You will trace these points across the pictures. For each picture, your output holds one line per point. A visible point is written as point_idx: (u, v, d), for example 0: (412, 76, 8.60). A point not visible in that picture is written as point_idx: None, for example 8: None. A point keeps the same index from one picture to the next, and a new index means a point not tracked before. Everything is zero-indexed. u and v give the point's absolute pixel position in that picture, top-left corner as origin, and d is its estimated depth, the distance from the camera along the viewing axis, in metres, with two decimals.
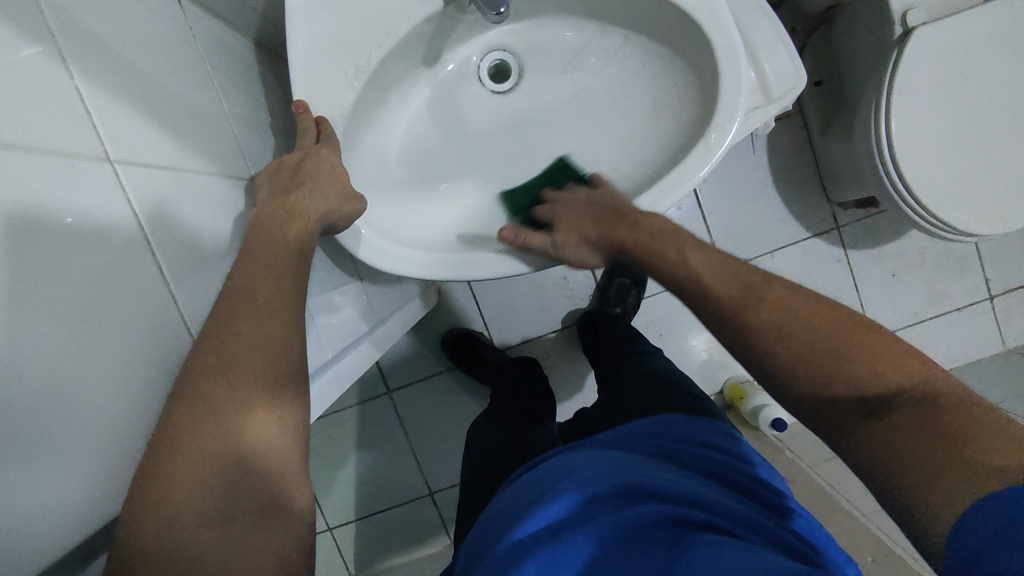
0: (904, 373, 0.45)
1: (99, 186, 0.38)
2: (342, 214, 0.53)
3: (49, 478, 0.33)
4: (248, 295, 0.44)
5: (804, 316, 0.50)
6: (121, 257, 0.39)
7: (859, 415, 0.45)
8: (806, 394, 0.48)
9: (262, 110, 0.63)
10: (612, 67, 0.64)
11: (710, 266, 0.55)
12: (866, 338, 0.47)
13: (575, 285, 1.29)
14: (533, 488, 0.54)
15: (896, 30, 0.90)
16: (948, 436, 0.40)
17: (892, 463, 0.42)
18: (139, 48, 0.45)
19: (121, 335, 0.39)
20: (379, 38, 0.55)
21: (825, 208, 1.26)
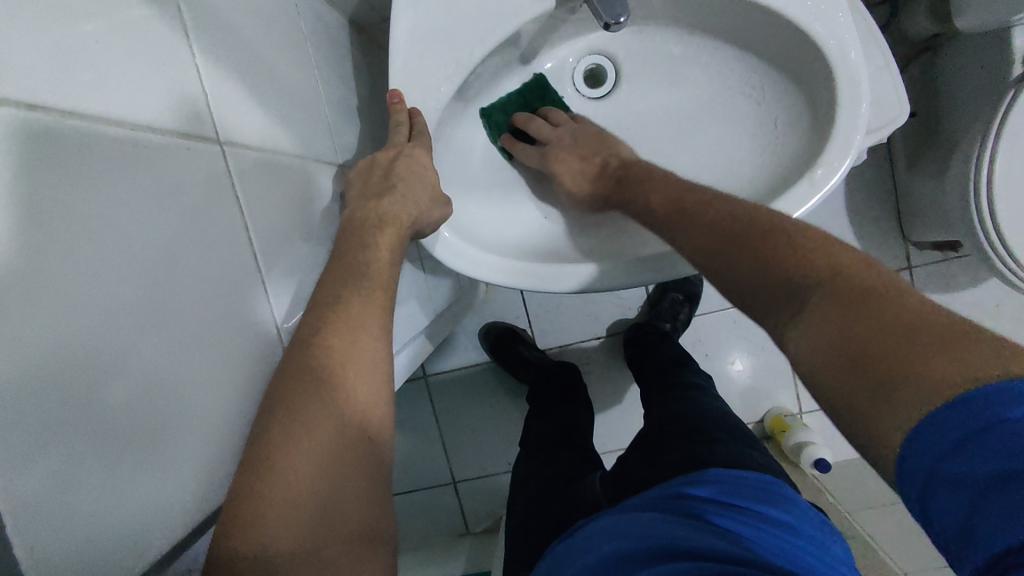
0: (821, 266, 0.43)
1: (202, 171, 0.38)
2: (431, 220, 0.52)
3: (157, 473, 0.33)
4: (337, 304, 0.44)
5: (732, 225, 0.49)
6: (222, 242, 0.39)
7: (786, 314, 0.44)
8: (741, 292, 0.47)
9: (351, 92, 0.62)
10: (713, 85, 0.62)
11: (668, 187, 0.54)
12: (780, 234, 0.46)
13: (626, 296, 1.27)
14: (592, 547, 0.52)
15: (1014, 71, 0.84)
16: (866, 341, 0.38)
17: (820, 365, 0.40)
18: (250, 26, 0.45)
19: (218, 328, 0.38)
20: (483, 34, 0.53)
21: (898, 245, 1.20)
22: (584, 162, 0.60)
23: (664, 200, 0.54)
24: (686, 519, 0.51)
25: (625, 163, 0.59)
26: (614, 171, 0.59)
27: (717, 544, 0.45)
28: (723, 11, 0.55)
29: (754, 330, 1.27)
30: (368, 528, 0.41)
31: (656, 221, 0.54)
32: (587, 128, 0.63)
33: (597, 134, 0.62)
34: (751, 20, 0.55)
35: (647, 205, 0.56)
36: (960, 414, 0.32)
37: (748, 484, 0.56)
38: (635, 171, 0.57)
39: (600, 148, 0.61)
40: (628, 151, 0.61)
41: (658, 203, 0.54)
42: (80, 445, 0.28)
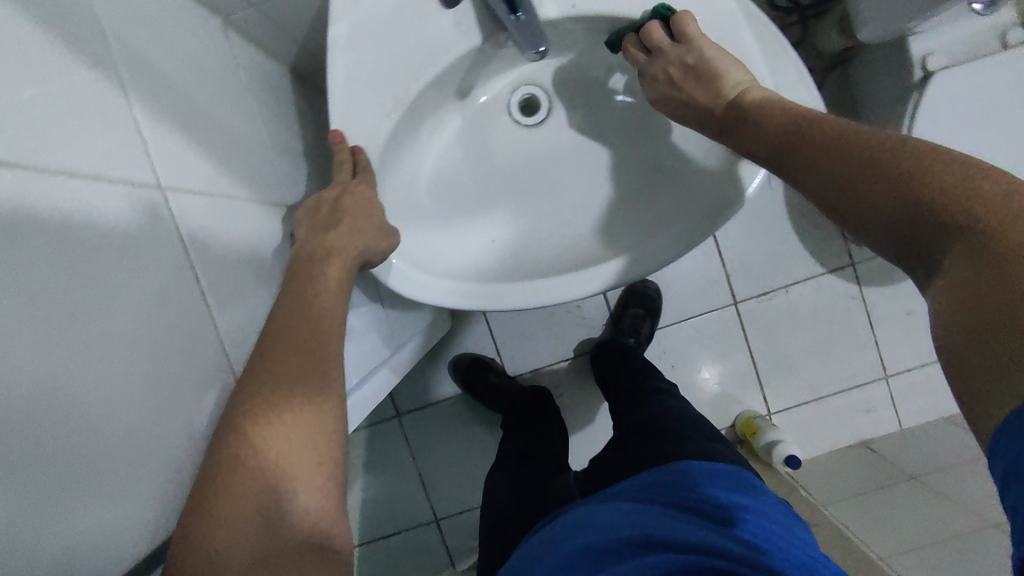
0: (980, 205, 0.38)
1: (148, 214, 0.39)
2: (378, 250, 0.54)
3: (95, 504, 0.33)
4: (285, 332, 0.45)
5: (867, 160, 0.44)
6: (167, 283, 0.40)
7: (932, 261, 0.40)
8: (877, 235, 0.44)
9: (295, 135, 0.64)
10: (641, 105, 0.65)
11: (786, 121, 0.49)
12: (933, 168, 0.41)
13: (589, 315, 1.30)
14: (552, 536, 0.55)
15: (916, 74, 0.93)
16: (1009, 297, 0.34)
17: (956, 321, 0.37)
18: (191, 79, 0.47)
19: (162, 363, 0.39)
20: (417, 71, 0.56)
21: (841, 244, 1.28)
22: (687, 100, 0.57)
23: (778, 138, 0.50)
24: (659, 510, 0.52)
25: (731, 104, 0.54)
26: (719, 109, 0.55)
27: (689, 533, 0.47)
28: None
29: (715, 337, 1.31)
30: (325, 538, 0.41)
31: (777, 160, 0.50)
32: (694, 60, 0.55)
33: (709, 63, 0.55)
34: None
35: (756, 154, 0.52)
36: None
37: (723, 473, 0.58)
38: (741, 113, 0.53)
39: (703, 84, 0.56)
40: (750, 76, 0.54)
41: (768, 145, 0.50)
42: (12, 480, 0.29)
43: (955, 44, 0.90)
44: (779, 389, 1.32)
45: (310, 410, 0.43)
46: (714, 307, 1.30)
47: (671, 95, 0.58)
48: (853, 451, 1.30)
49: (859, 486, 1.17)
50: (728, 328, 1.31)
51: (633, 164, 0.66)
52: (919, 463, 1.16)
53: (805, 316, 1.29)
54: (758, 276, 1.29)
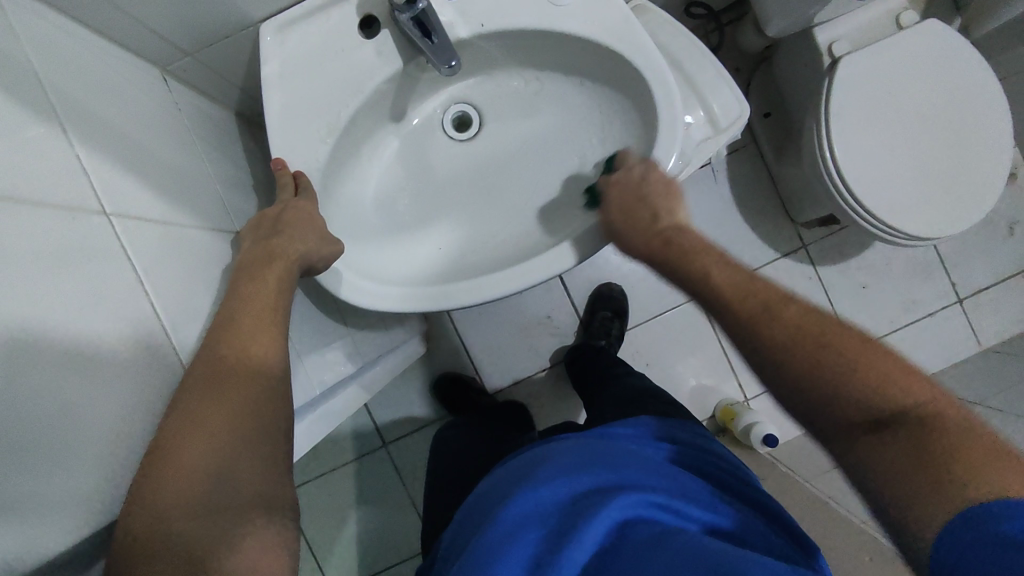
0: (915, 393, 0.42)
1: (92, 237, 0.40)
2: (321, 255, 0.58)
3: (43, 476, 0.34)
4: (232, 324, 0.49)
5: (808, 330, 0.48)
6: (116, 295, 0.41)
7: (861, 433, 0.43)
8: (814, 405, 0.46)
9: (243, 171, 0.69)
10: (562, 109, 0.70)
11: (733, 278, 0.54)
12: (874, 352, 0.45)
13: (559, 324, 1.34)
14: (516, 475, 0.55)
15: (825, 61, 1.03)
16: (933, 460, 0.39)
17: (889, 474, 0.41)
18: (130, 121, 0.51)
19: (115, 370, 0.40)
20: (346, 98, 0.61)
21: (790, 229, 1.34)
22: (638, 208, 0.60)
23: (728, 285, 0.54)
24: (618, 455, 0.55)
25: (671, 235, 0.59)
26: (664, 230, 0.59)
27: (632, 476, 0.51)
28: (549, 49, 0.65)
29: (683, 331, 1.35)
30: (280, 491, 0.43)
31: (719, 300, 0.54)
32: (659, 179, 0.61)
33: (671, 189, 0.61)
34: (571, 51, 0.64)
35: (701, 292, 0.56)
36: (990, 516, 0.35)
37: (678, 438, 0.62)
38: (683, 245, 0.58)
39: (660, 202, 0.60)
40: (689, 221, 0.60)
41: (717, 284, 0.54)
42: None
43: (853, 34, 1.02)
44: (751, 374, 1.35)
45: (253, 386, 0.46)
46: (679, 302, 1.35)
47: (628, 194, 0.61)
48: None
49: None
50: (694, 321, 1.35)
51: (561, 163, 0.70)
52: None
53: None
54: None
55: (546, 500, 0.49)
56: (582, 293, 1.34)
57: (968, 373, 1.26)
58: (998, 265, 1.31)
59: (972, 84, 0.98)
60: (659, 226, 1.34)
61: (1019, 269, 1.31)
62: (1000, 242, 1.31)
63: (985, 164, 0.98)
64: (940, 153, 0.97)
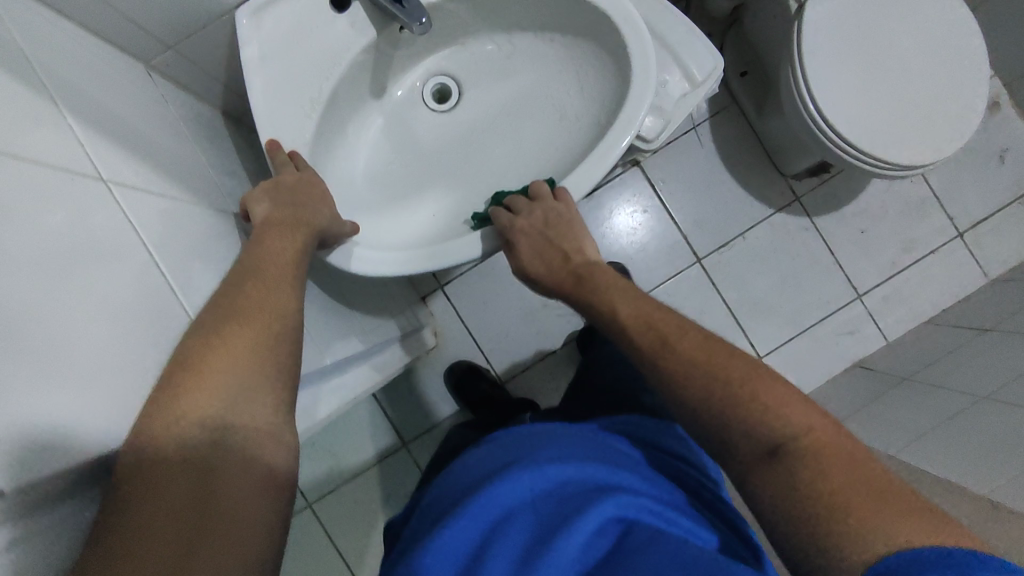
0: (792, 423, 0.44)
1: (91, 200, 0.41)
2: (333, 230, 0.59)
3: (71, 389, 0.36)
4: (254, 284, 0.50)
5: (706, 365, 0.49)
6: (119, 253, 0.42)
7: (754, 457, 0.44)
8: (710, 433, 0.47)
9: (236, 162, 0.70)
10: (537, 67, 0.72)
11: (640, 312, 0.55)
12: (768, 384, 0.46)
13: (564, 303, 1.35)
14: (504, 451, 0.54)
15: (793, 6, 1.03)
16: (829, 492, 0.40)
17: (786, 507, 0.42)
18: (120, 104, 0.52)
19: (125, 317, 0.41)
20: (326, 72, 0.62)
21: (781, 183, 1.34)
22: (552, 246, 0.63)
23: (635, 321, 0.55)
24: (608, 453, 0.54)
25: (580, 273, 0.61)
26: (576, 269, 0.62)
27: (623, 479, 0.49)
28: (517, 5, 0.67)
29: (688, 297, 1.35)
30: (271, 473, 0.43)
31: (627, 337, 0.54)
32: (568, 215, 0.63)
33: (569, 227, 0.63)
34: (539, 5, 0.66)
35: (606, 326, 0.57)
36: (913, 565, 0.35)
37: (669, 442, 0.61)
38: (598, 282, 0.60)
39: (568, 240, 0.63)
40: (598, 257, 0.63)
41: (626, 320, 0.55)
42: None
43: None
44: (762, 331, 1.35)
45: (260, 364, 0.46)
46: (680, 269, 1.36)
47: (538, 235, 0.62)
48: (848, 374, 1.31)
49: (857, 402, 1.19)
50: (698, 286, 1.35)
51: (543, 119, 0.72)
52: (908, 367, 1.19)
53: (767, 257, 1.34)
54: (711, 230, 1.35)
55: (538, 487, 0.48)
56: None
57: (978, 303, 1.25)
58: (993, 194, 1.31)
59: (937, 13, 0.99)
60: (651, 195, 1.35)
61: (1014, 196, 1.31)
62: (991, 171, 1.31)
63: (964, 88, 0.98)
64: (919, 83, 0.98)
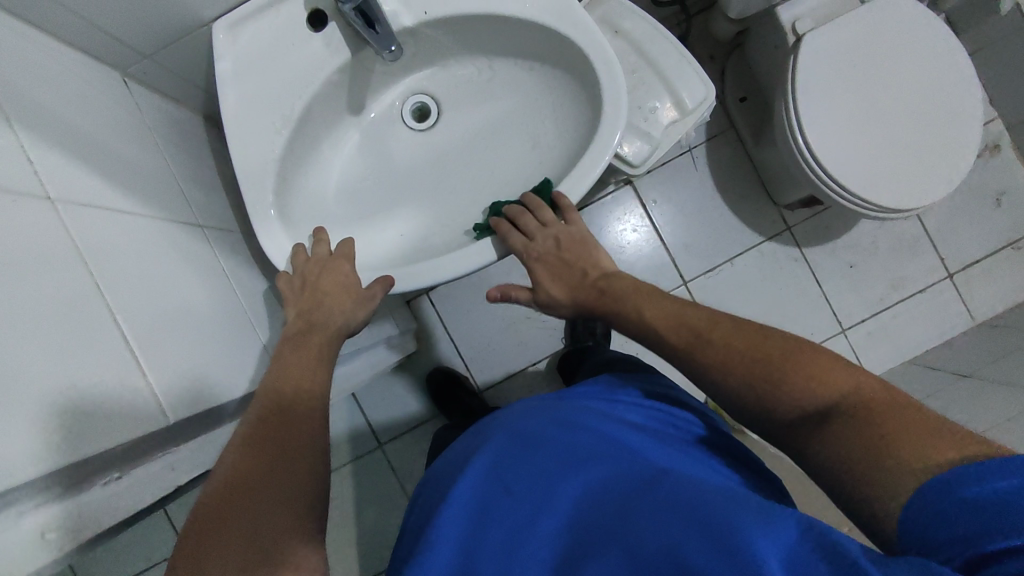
0: (839, 386, 0.45)
1: (37, 220, 0.42)
2: (354, 318, 0.63)
3: (104, 388, 0.43)
4: (290, 381, 0.55)
5: (746, 350, 0.51)
6: (61, 270, 0.42)
7: (807, 431, 0.45)
8: (759, 415, 0.49)
9: (207, 170, 0.71)
10: (515, 94, 0.72)
11: (667, 315, 0.57)
12: (805, 354, 0.48)
13: (547, 317, 1.35)
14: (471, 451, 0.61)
15: (790, 39, 1.04)
16: (878, 437, 0.41)
17: (839, 470, 0.42)
18: (85, 117, 0.53)
19: (60, 335, 0.41)
20: (299, 91, 0.63)
21: (773, 211, 1.34)
22: (567, 268, 0.65)
23: (660, 318, 0.57)
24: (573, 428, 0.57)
25: (600, 282, 0.63)
26: (596, 282, 0.63)
27: (583, 446, 0.54)
28: (496, 34, 0.67)
29: None
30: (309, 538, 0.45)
31: (655, 334, 0.57)
32: (575, 235, 0.65)
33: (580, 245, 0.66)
34: (518, 36, 0.66)
35: (634, 331, 0.59)
36: (948, 484, 0.36)
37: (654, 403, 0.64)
38: (615, 288, 0.62)
39: (583, 259, 0.65)
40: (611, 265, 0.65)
41: (655, 322, 0.57)
42: None
43: (817, 11, 1.03)
44: None
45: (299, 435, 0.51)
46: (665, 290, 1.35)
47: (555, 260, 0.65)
48: None
49: None
50: None
51: (517, 147, 0.72)
52: None
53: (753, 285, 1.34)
54: (699, 254, 1.34)
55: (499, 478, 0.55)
56: None
57: (962, 347, 1.24)
58: (985, 237, 1.30)
59: (934, 53, 0.98)
60: (641, 215, 1.34)
61: (1007, 241, 1.29)
62: (986, 214, 1.30)
63: (958, 131, 0.97)
64: (913, 123, 0.97)
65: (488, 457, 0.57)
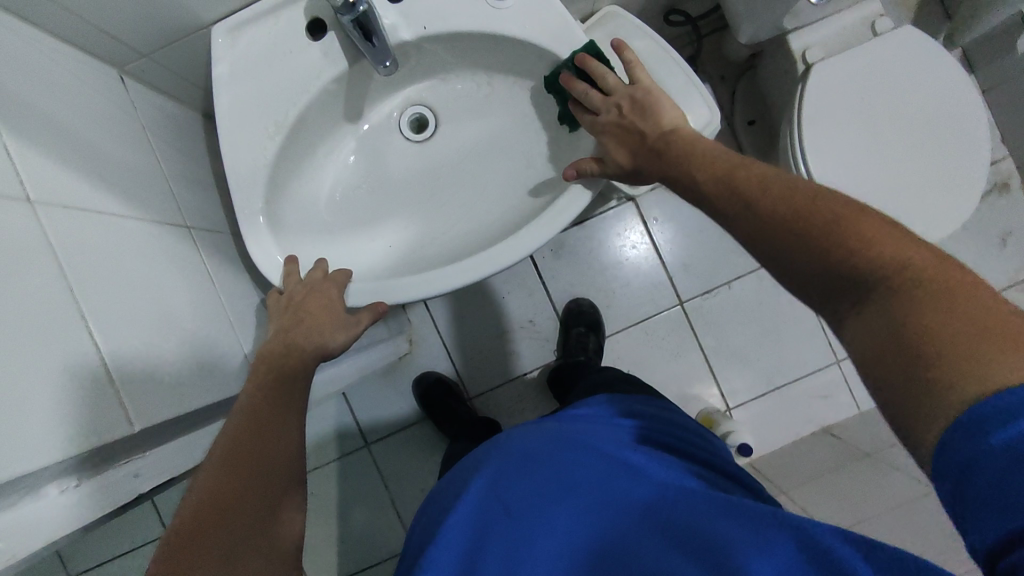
0: (889, 250, 0.41)
1: (13, 223, 0.42)
2: (335, 342, 0.62)
3: (93, 390, 0.43)
4: (267, 394, 0.55)
5: (801, 206, 0.46)
6: (33, 272, 0.42)
7: (852, 298, 0.42)
8: (807, 278, 0.45)
9: (199, 169, 0.72)
10: (512, 112, 0.72)
11: (719, 175, 0.53)
12: (865, 222, 0.43)
13: (541, 328, 1.35)
14: (468, 466, 0.60)
15: (800, 67, 1.03)
16: (925, 333, 0.37)
17: (881, 346, 0.39)
18: (73, 115, 0.53)
19: (27, 337, 0.40)
20: (293, 98, 0.63)
21: None
22: (629, 127, 0.61)
23: (711, 184, 0.53)
24: (571, 438, 0.56)
25: (660, 139, 0.59)
26: (652, 144, 0.59)
27: (582, 459, 0.53)
28: (495, 51, 0.66)
29: (666, 338, 1.34)
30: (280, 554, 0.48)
31: (704, 195, 0.53)
32: (640, 96, 0.61)
33: (647, 103, 0.61)
34: (518, 54, 0.66)
35: (687, 190, 0.56)
36: (965, 432, 0.33)
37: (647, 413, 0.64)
38: (675, 151, 0.57)
39: (647, 118, 0.61)
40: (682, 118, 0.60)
41: (704, 182, 0.54)
42: None
43: (829, 40, 1.02)
44: (734, 381, 1.33)
45: (271, 449, 0.51)
46: (661, 308, 1.35)
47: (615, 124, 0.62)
48: (815, 436, 1.29)
49: (816, 468, 1.17)
50: (677, 328, 1.34)
51: (511, 165, 0.72)
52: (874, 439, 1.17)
53: (749, 309, 1.33)
54: (697, 274, 1.34)
55: (497, 493, 0.53)
56: (563, 298, 1.35)
57: None
58: (989, 276, 1.28)
59: (943, 84, 0.97)
60: (641, 232, 1.34)
61: (1011, 281, 1.27)
62: (992, 253, 1.28)
63: (961, 172, 0.96)
64: (919, 152, 0.96)
65: (489, 473, 0.55)
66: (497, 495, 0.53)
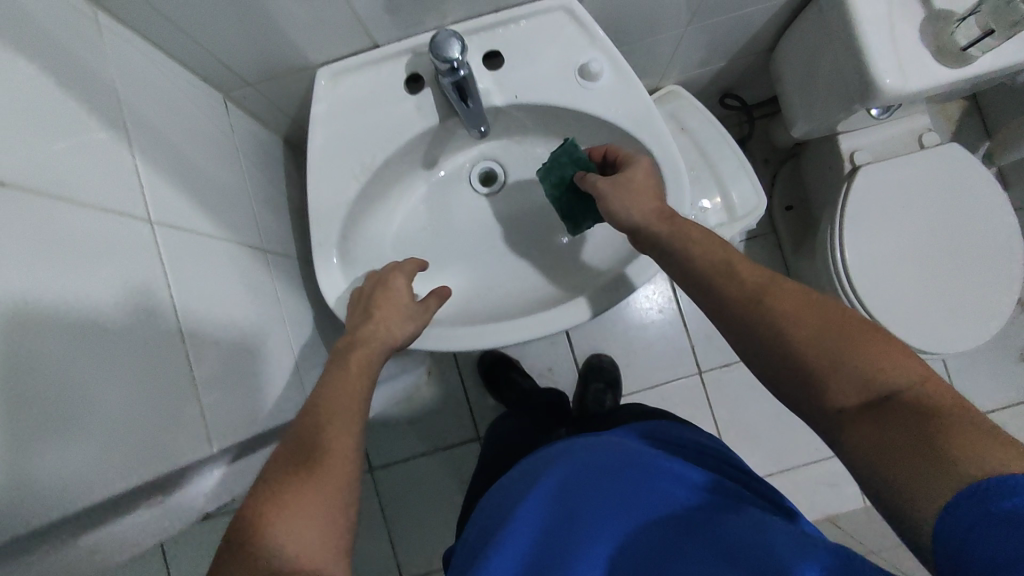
0: (894, 371, 0.43)
1: (133, 239, 0.45)
2: (407, 330, 0.62)
3: (187, 409, 0.46)
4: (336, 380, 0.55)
5: (815, 315, 0.47)
6: (145, 284, 0.45)
7: (855, 410, 0.43)
8: (808, 387, 0.46)
9: (276, 192, 0.75)
10: None
11: (723, 266, 0.53)
12: (870, 336, 0.45)
13: (560, 378, 1.37)
14: (529, 470, 0.59)
15: (845, 167, 1.08)
16: (933, 442, 0.38)
17: (886, 460, 0.40)
18: (185, 138, 0.57)
19: (136, 345, 0.43)
20: (383, 143, 0.66)
21: None
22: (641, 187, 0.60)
23: (714, 270, 0.53)
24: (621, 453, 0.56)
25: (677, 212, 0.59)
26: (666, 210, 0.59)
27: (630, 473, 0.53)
28: (575, 125, 0.70)
29: (680, 405, 1.36)
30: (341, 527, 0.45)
31: (710, 287, 0.53)
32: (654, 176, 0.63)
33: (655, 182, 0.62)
34: (596, 130, 0.70)
35: (693, 262, 0.55)
36: (979, 499, 0.35)
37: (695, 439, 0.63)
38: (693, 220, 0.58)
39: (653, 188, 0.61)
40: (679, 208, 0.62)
41: (707, 268, 0.54)
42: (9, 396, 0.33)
43: (877, 147, 1.08)
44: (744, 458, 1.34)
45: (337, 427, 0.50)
46: (679, 375, 1.36)
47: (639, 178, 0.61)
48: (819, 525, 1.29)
49: None
50: (693, 397, 1.35)
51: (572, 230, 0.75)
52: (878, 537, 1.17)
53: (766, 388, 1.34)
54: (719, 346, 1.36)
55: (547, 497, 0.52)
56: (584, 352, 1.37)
57: None
58: (1005, 387, 1.29)
59: (986, 206, 1.00)
60: (669, 297, 1.36)
61: None
62: (1010, 365, 1.30)
63: (995, 290, 0.98)
64: (950, 250, 0.99)
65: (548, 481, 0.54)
66: (555, 499, 0.52)
